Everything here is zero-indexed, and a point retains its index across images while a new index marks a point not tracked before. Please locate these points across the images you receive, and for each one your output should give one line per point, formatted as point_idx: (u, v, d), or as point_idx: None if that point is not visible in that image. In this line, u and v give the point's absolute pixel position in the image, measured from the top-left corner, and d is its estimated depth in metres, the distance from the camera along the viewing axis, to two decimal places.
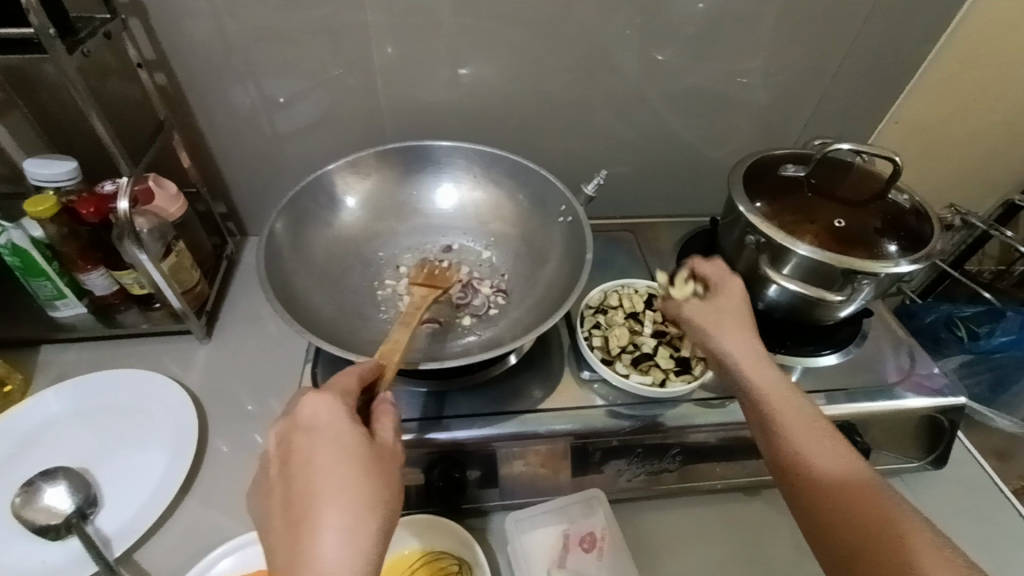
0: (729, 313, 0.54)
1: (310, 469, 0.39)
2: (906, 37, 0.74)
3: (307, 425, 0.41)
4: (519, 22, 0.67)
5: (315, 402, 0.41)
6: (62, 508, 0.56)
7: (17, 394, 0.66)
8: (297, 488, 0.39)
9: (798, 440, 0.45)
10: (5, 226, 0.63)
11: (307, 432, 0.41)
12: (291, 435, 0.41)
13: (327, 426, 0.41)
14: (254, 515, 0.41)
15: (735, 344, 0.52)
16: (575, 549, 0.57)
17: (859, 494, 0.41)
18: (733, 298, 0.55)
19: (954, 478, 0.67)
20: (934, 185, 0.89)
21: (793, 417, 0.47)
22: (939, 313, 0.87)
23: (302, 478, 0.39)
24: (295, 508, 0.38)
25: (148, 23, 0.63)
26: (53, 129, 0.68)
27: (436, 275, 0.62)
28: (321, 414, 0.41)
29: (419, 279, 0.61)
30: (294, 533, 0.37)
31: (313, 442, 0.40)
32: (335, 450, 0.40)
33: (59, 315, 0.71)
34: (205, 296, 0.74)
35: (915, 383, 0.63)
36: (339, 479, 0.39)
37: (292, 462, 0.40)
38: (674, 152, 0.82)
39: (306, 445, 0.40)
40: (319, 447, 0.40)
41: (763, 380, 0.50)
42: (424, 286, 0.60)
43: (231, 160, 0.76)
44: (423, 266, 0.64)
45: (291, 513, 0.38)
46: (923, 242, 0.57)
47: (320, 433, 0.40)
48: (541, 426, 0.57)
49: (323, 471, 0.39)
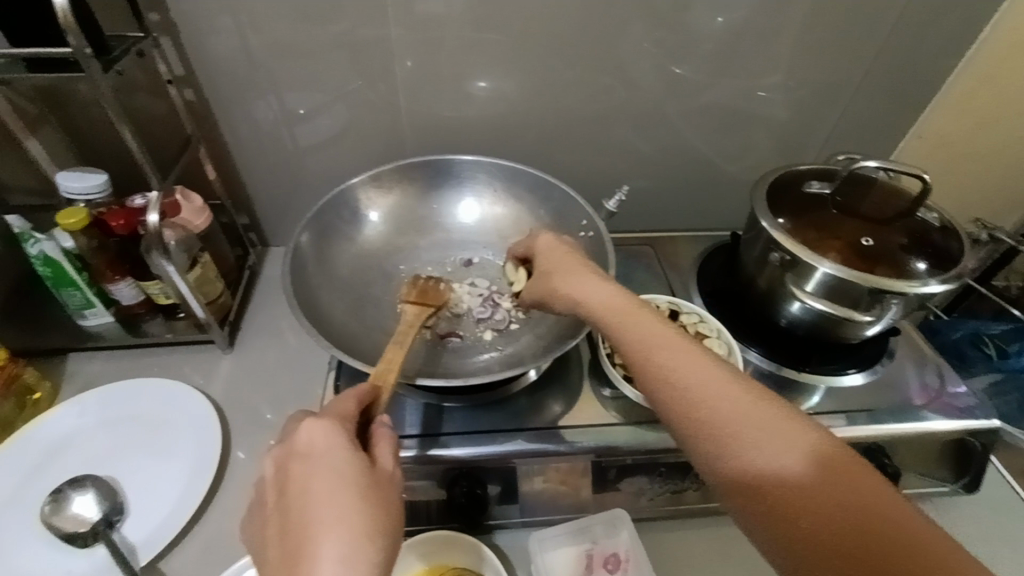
0: (570, 268, 0.53)
1: (308, 496, 0.39)
2: (930, 50, 0.73)
3: (304, 452, 0.41)
4: (538, 38, 0.68)
5: (313, 428, 0.42)
6: (89, 516, 0.57)
7: (46, 402, 0.68)
8: (294, 516, 0.38)
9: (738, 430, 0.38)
10: (38, 237, 0.65)
11: (304, 458, 0.41)
12: (289, 463, 0.41)
13: (324, 452, 0.41)
14: (250, 550, 0.40)
15: (636, 329, 0.46)
16: (598, 570, 0.56)
17: (820, 471, 0.35)
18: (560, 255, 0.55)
19: (986, 501, 0.65)
20: (958, 199, 0.88)
21: (724, 406, 0.39)
22: (966, 329, 0.86)
23: (299, 506, 0.39)
24: (292, 538, 0.37)
25: (177, 40, 0.65)
26: (84, 144, 0.70)
27: (428, 292, 0.61)
28: (319, 440, 0.42)
29: (412, 297, 0.60)
30: (290, 565, 0.36)
31: (311, 468, 0.40)
32: (334, 476, 0.40)
33: (88, 324, 0.73)
34: (228, 307, 0.75)
35: (943, 404, 0.62)
36: (339, 504, 0.38)
37: (289, 490, 0.40)
38: (694, 166, 0.82)
39: (303, 471, 0.40)
40: (318, 473, 0.40)
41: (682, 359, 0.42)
42: (416, 304, 0.59)
43: (254, 173, 0.77)
44: (415, 283, 0.62)
45: (288, 543, 0.37)
46: (952, 262, 0.57)
47: (318, 459, 0.40)
48: (563, 443, 0.56)
49: (321, 497, 0.38)
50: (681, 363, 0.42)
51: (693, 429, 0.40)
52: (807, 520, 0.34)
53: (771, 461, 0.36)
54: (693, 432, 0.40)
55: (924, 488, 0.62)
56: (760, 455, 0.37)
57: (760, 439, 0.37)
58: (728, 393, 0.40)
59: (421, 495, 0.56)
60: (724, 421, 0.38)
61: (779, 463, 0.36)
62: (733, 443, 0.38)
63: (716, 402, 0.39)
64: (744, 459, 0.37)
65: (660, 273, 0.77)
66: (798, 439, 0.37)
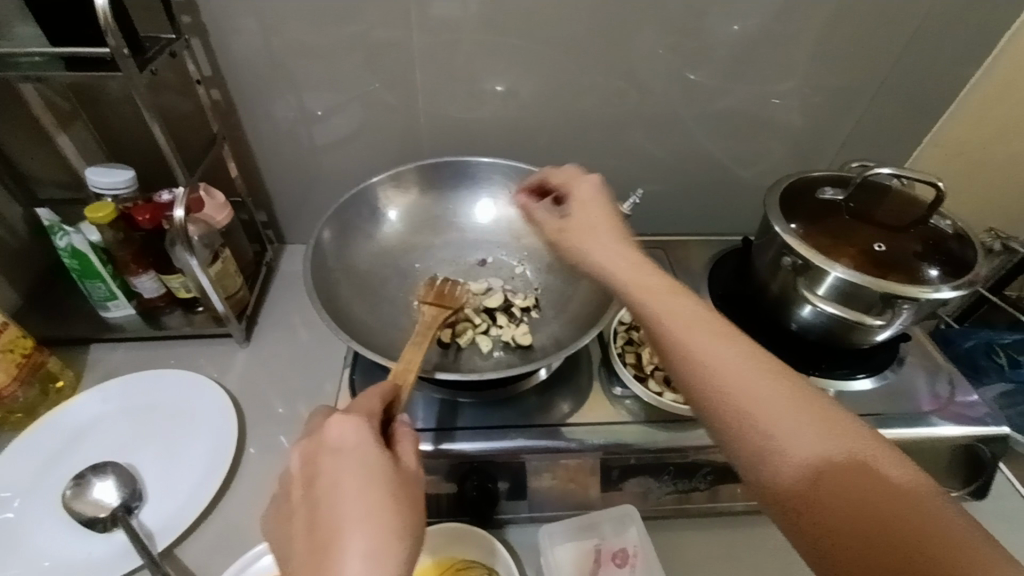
0: (598, 225, 0.52)
1: (336, 491, 0.39)
2: (942, 61, 0.73)
3: (332, 446, 0.42)
4: (554, 43, 0.69)
5: (341, 423, 0.42)
6: (109, 501, 0.58)
7: (68, 390, 0.70)
8: (322, 510, 0.39)
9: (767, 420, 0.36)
10: (67, 230, 0.67)
11: (332, 453, 0.41)
12: (316, 457, 0.42)
13: (352, 448, 0.42)
14: (274, 543, 0.41)
15: (662, 309, 0.43)
16: (606, 565, 0.56)
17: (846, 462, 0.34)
18: (590, 209, 0.54)
19: (997, 510, 0.65)
20: (970, 208, 0.88)
21: (753, 391, 0.38)
22: (978, 338, 0.85)
23: (327, 500, 0.39)
24: (319, 533, 0.38)
25: (207, 41, 0.67)
26: (113, 140, 0.72)
27: (446, 294, 0.62)
28: (347, 435, 0.42)
29: (430, 298, 0.61)
30: (318, 559, 0.36)
31: (340, 463, 0.41)
32: (362, 472, 0.40)
33: (110, 316, 0.75)
34: (245, 301, 0.76)
35: (953, 411, 0.62)
36: (367, 500, 0.39)
37: (317, 484, 0.41)
38: (706, 171, 0.83)
39: (331, 466, 0.41)
40: (346, 469, 0.40)
41: (708, 344, 0.40)
42: (434, 305, 0.60)
43: (274, 171, 0.79)
44: (433, 284, 0.63)
45: (315, 538, 0.38)
46: (965, 269, 0.57)
47: (346, 455, 0.41)
48: (573, 440, 0.57)
49: (349, 494, 0.39)
50: (707, 341, 0.40)
51: (711, 408, 0.39)
52: (825, 511, 0.33)
53: (791, 438, 0.35)
54: (712, 400, 0.38)
55: None
56: (778, 440, 0.35)
57: (784, 425, 0.36)
58: (751, 375, 0.38)
59: (433, 487, 0.57)
60: (747, 393, 0.37)
61: (803, 448, 0.35)
62: (755, 423, 0.37)
63: (738, 385, 0.38)
64: (766, 443, 0.36)
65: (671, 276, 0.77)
66: (825, 427, 0.35)
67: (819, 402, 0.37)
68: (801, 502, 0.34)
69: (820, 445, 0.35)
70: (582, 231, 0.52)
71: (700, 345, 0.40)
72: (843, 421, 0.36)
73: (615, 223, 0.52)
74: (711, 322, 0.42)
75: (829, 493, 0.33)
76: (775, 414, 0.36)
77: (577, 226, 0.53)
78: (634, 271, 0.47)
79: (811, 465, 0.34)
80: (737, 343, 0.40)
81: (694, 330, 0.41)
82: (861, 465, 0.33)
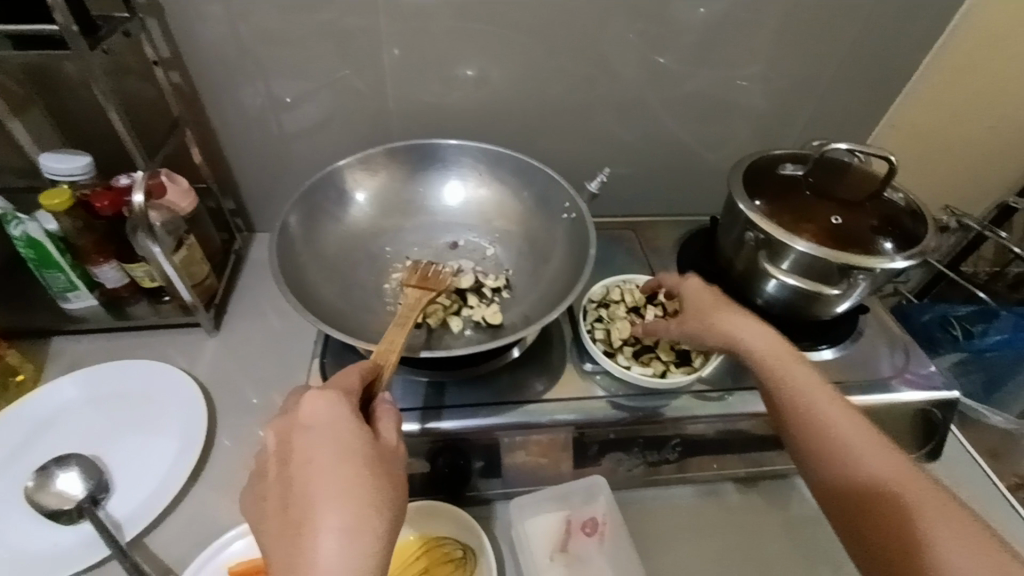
0: (715, 307, 0.58)
1: (311, 469, 0.40)
2: (900, 45, 0.76)
3: (307, 424, 0.42)
4: (523, 26, 0.69)
5: (315, 401, 0.43)
6: (75, 493, 0.57)
7: (29, 383, 0.68)
8: (298, 488, 0.40)
9: (844, 442, 0.48)
10: (21, 218, 0.65)
11: (307, 431, 0.42)
12: (292, 434, 0.42)
13: (327, 425, 0.42)
14: (249, 519, 0.42)
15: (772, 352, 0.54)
16: (576, 534, 0.58)
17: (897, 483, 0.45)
18: (699, 295, 0.60)
19: (948, 473, 0.69)
20: (929, 188, 0.91)
21: (834, 420, 0.49)
22: (934, 312, 0.90)
23: (303, 478, 0.40)
24: (295, 509, 0.39)
25: (164, 22, 0.65)
26: (69, 126, 0.70)
27: (429, 278, 0.61)
28: (322, 412, 0.43)
29: (413, 281, 0.60)
30: (294, 535, 0.38)
31: (314, 440, 0.41)
32: (336, 448, 0.41)
33: (71, 307, 0.73)
34: (213, 289, 0.75)
35: (907, 379, 0.65)
36: (342, 477, 0.40)
37: (292, 461, 0.41)
38: (675, 154, 0.84)
39: (306, 444, 0.41)
40: (322, 447, 0.41)
41: (803, 382, 0.52)
42: (417, 288, 0.59)
43: (240, 157, 0.78)
44: (416, 268, 0.62)
45: (291, 514, 0.39)
46: (916, 241, 0.59)
47: (320, 432, 0.42)
48: (543, 416, 0.58)
49: (324, 471, 0.40)
50: (804, 380, 0.52)
51: (801, 428, 0.50)
52: (875, 511, 0.44)
53: (853, 446, 0.48)
54: (793, 406, 0.51)
55: None
56: (850, 458, 0.47)
57: (857, 448, 0.47)
58: (833, 408, 0.50)
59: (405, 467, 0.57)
60: (822, 404, 0.50)
61: (867, 465, 0.46)
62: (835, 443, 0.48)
63: (825, 414, 0.50)
64: (842, 458, 0.47)
65: (641, 257, 0.78)
66: (885, 456, 0.47)
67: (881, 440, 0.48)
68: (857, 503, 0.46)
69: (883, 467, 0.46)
70: (698, 311, 0.58)
71: (797, 382, 0.52)
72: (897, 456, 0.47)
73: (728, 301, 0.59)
74: (800, 357, 0.55)
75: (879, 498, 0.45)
76: (842, 428, 0.49)
77: (686, 314, 0.59)
78: (758, 335, 0.56)
79: (862, 465, 0.47)
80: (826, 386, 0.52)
81: (790, 361, 0.54)
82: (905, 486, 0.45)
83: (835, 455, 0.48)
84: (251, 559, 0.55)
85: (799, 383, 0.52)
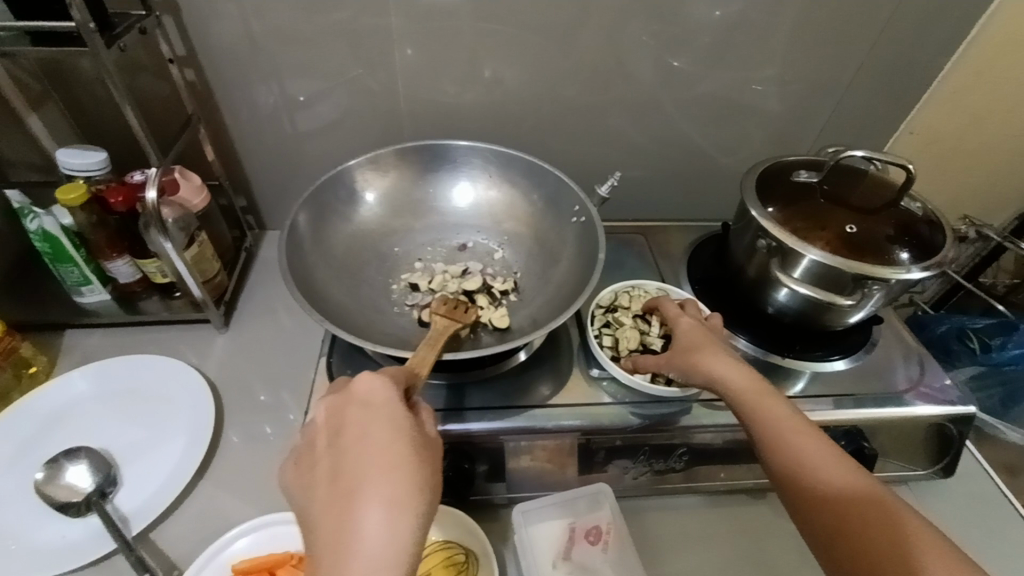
0: (705, 340, 0.55)
1: (361, 444, 0.40)
2: (920, 50, 0.74)
3: (361, 400, 0.43)
4: (536, 28, 0.69)
5: (371, 380, 0.43)
6: (83, 486, 0.58)
7: (42, 375, 0.69)
8: (347, 460, 0.40)
9: (811, 469, 0.45)
10: (38, 212, 0.66)
11: (361, 406, 0.42)
12: (345, 408, 0.43)
13: (380, 404, 0.42)
14: (293, 488, 0.42)
15: (738, 379, 0.51)
16: (580, 541, 0.58)
17: (863, 506, 0.42)
18: (689, 332, 0.57)
19: (961, 489, 0.67)
20: (948, 196, 0.89)
21: (801, 445, 0.46)
22: (951, 323, 0.87)
23: (354, 451, 0.40)
24: (343, 481, 0.39)
25: (180, 21, 0.65)
26: (85, 122, 0.71)
27: (457, 308, 0.59)
28: (377, 392, 0.43)
29: (440, 310, 0.58)
30: (341, 506, 0.38)
31: (367, 417, 0.42)
32: (390, 427, 0.41)
33: (85, 301, 0.74)
34: (224, 287, 0.76)
35: (922, 393, 0.63)
36: (391, 457, 0.39)
37: (343, 435, 0.42)
38: (687, 158, 0.83)
39: (359, 419, 0.42)
40: (374, 423, 0.41)
41: (769, 407, 0.49)
42: (444, 317, 0.57)
43: (252, 155, 0.78)
44: (445, 298, 0.60)
45: (338, 486, 0.39)
46: (933, 251, 0.58)
47: (374, 409, 0.42)
48: (549, 421, 0.58)
49: (375, 447, 0.40)
50: (771, 405, 0.49)
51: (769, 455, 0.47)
52: (845, 539, 0.41)
53: (822, 470, 0.45)
54: (764, 441, 0.48)
55: (900, 474, 0.64)
56: (816, 482, 0.44)
57: (823, 473, 0.44)
58: (800, 433, 0.47)
59: None
60: (798, 439, 0.47)
61: (834, 488, 0.44)
62: (802, 471, 0.45)
63: (790, 439, 0.47)
64: (807, 485, 0.44)
65: (651, 261, 0.78)
66: (852, 478, 0.44)
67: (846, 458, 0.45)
68: (828, 533, 0.43)
69: (849, 487, 0.43)
70: (681, 351, 0.56)
71: (764, 408, 0.49)
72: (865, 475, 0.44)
73: (715, 333, 0.56)
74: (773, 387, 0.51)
75: (848, 524, 0.42)
76: (807, 452, 0.46)
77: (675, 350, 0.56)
78: (735, 367, 0.52)
79: (831, 490, 0.44)
80: (792, 411, 0.49)
81: (760, 383, 0.51)
82: (871, 506, 0.42)
83: (810, 495, 0.44)
84: (257, 556, 0.55)
85: (765, 407, 0.49)
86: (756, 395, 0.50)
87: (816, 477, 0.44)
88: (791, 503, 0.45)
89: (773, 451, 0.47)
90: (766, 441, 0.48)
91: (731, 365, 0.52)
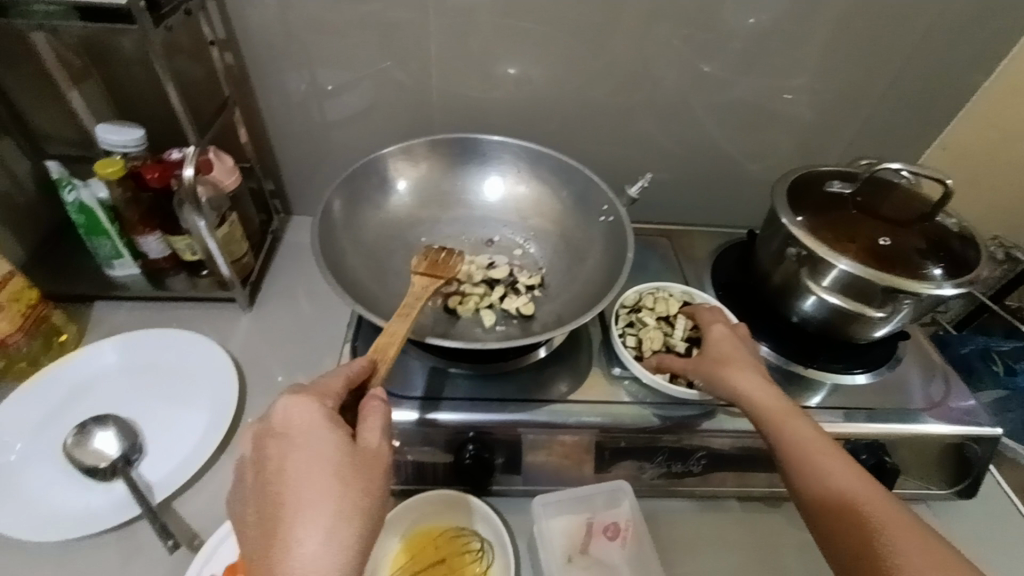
0: (731, 353, 0.56)
1: (286, 475, 0.40)
2: (953, 65, 0.74)
3: (281, 431, 0.42)
4: (568, 27, 0.69)
5: (289, 408, 0.43)
6: (110, 453, 0.59)
7: (71, 345, 0.70)
8: (274, 492, 0.40)
9: (823, 473, 0.46)
10: (76, 184, 0.67)
11: (282, 438, 0.42)
12: (267, 441, 0.42)
13: (301, 431, 0.42)
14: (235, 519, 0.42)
15: (755, 391, 0.52)
16: (598, 536, 0.58)
17: (871, 508, 0.43)
18: (722, 343, 0.57)
19: (980, 510, 0.67)
20: (976, 215, 0.88)
21: (816, 453, 0.47)
22: (975, 344, 0.86)
23: (279, 483, 0.40)
24: (272, 508, 0.40)
25: (221, 4, 0.66)
26: (124, 100, 0.73)
27: (439, 263, 0.60)
28: (297, 419, 0.42)
29: (421, 267, 0.59)
30: (270, 542, 0.38)
31: (288, 446, 0.41)
32: (310, 455, 0.41)
33: (114, 274, 0.75)
34: (250, 268, 0.77)
35: (945, 411, 0.63)
36: (314, 486, 0.40)
37: (268, 468, 0.41)
38: (715, 164, 0.83)
39: (282, 451, 0.41)
40: (294, 454, 0.41)
41: (785, 417, 0.50)
42: (426, 275, 0.58)
43: (282, 140, 0.79)
44: (426, 252, 0.61)
45: (268, 514, 0.40)
46: (966, 267, 0.57)
47: (293, 436, 0.42)
48: (569, 417, 0.58)
49: (300, 472, 0.40)
50: (791, 419, 0.50)
51: (789, 459, 0.48)
52: (854, 534, 0.42)
53: (838, 476, 0.45)
54: (784, 450, 0.48)
55: (917, 491, 0.64)
56: (831, 483, 0.45)
57: (837, 477, 0.45)
58: (812, 441, 0.48)
59: (427, 456, 0.58)
60: (812, 447, 0.47)
61: (843, 487, 0.45)
62: (818, 474, 0.46)
63: (806, 445, 0.48)
64: (824, 486, 0.45)
65: (673, 264, 0.78)
66: (862, 483, 0.45)
67: (854, 467, 0.46)
68: (840, 533, 0.43)
69: (858, 490, 0.44)
70: (712, 360, 0.56)
71: (780, 420, 0.50)
72: (869, 482, 0.45)
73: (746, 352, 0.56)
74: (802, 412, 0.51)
75: (855, 523, 0.43)
76: (821, 459, 0.47)
77: (704, 356, 0.56)
78: (755, 381, 0.53)
79: (847, 495, 0.44)
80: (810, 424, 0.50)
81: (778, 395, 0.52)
82: (876, 509, 0.43)
83: (825, 498, 0.45)
84: None
85: (782, 416, 0.50)
86: (773, 406, 0.51)
87: (829, 482, 0.45)
88: (807, 506, 0.46)
89: (791, 458, 0.48)
90: (784, 447, 0.48)
91: (751, 378, 0.53)
